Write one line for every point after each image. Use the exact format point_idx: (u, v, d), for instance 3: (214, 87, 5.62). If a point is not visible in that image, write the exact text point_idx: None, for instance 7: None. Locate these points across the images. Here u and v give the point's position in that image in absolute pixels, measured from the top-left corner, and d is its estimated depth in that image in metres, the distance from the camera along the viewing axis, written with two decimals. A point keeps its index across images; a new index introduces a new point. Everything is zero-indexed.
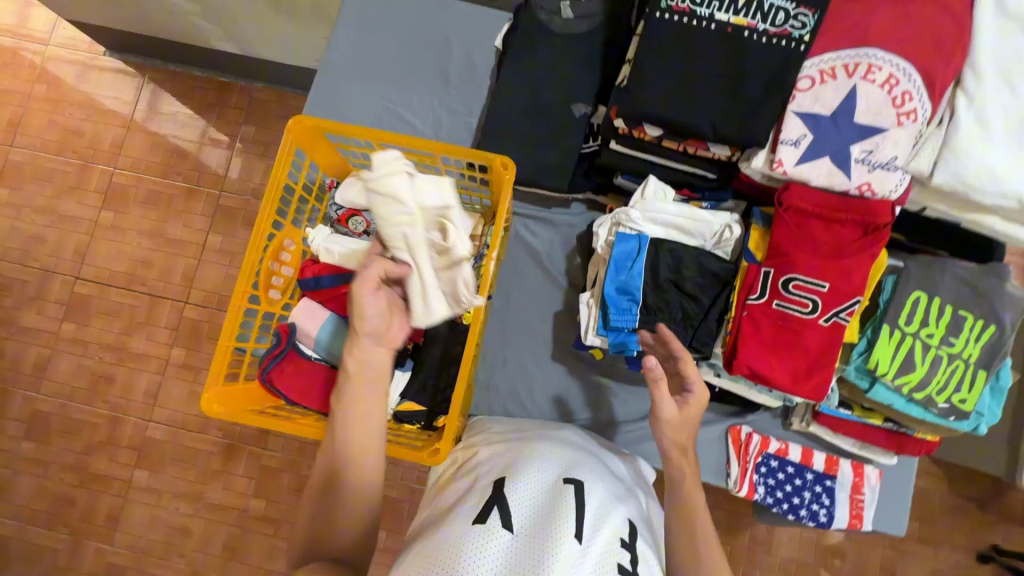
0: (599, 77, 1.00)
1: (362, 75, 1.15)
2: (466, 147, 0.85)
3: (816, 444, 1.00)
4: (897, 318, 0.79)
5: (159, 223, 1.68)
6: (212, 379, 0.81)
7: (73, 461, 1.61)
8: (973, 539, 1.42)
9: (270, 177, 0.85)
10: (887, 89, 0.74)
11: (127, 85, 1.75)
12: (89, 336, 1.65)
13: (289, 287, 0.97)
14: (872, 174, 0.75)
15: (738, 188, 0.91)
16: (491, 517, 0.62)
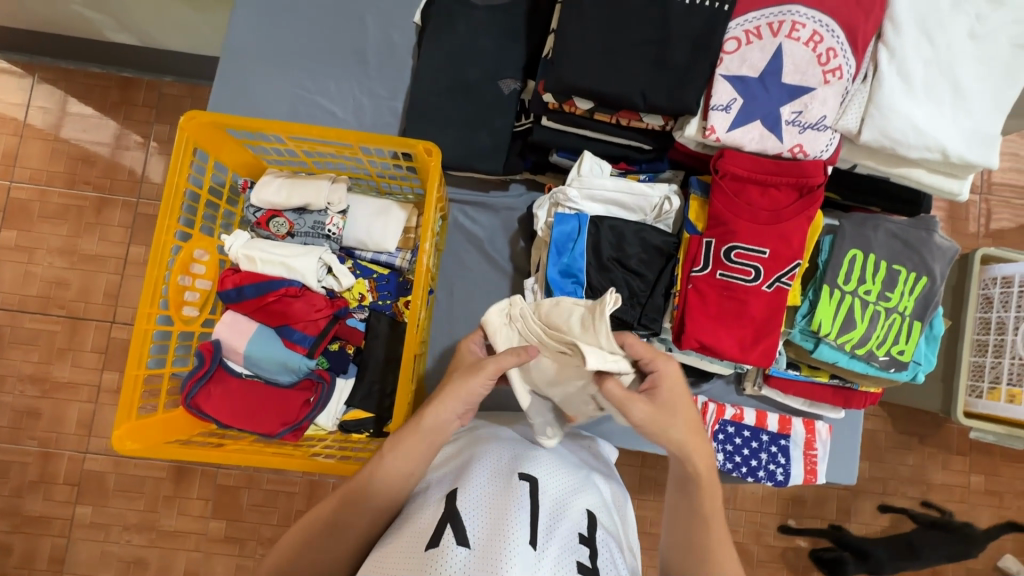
0: (527, 49, 0.95)
1: (272, 61, 1.06)
2: (386, 136, 0.79)
3: (769, 406, 1.01)
4: (836, 277, 0.80)
5: (71, 239, 1.53)
6: (122, 414, 0.73)
7: (4, 506, 1.47)
8: (918, 472, 1.51)
9: (166, 183, 0.76)
10: (812, 47, 0.72)
11: (13, 88, 1.56)
12: (5, 369, 1.50)
13: (208, 301, 0.88)
14: (803, 136, 0.74)
15: (675, 158, 0.88)
16: (444, 537, 0.57)
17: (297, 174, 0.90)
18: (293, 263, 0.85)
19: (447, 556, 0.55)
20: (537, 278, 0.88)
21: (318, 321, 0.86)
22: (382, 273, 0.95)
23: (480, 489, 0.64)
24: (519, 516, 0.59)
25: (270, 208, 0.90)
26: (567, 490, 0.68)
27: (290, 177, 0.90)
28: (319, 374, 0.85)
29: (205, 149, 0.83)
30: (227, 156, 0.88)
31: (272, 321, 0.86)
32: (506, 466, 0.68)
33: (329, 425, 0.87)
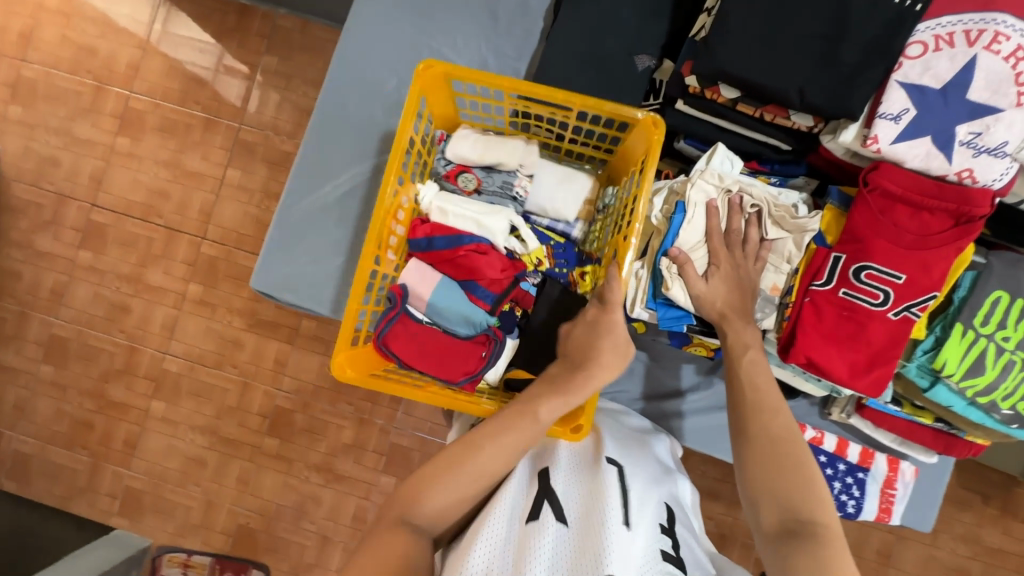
0: (669, 28, 0.91)
1: (403, 6, 1.05)
2: (611, 102, 0.76)
3: (853, 435, 0.97)
4: (972, 317, 0.74)
5: (176, 154, 1.62)
6: (341, 344, 0.80)
7: (91, 388, 1.62)
8: (974, 532, 1.43)
9: (398, 129, 0.79)
10: (1011, 64, 0.65)
11: (142, 2, 1.64)
12: (106, 266, 1.62)
13: (401, 248, 0.92)
14: (975, 160, 0.68)
15: (811, 163, 0.83)
16: (544, 512, 0.58)
17: (489, 132, 0.91)
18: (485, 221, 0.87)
19: (546, 527, 0.56)
20: (642, 263, 0.83)
21: (496, 283, 0.88)
22: (558, 241, 0.95)
23: (569, 471, 0.66)
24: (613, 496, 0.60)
25: (461, 163, 0.91)
26: (651, 481, 0.68)
27: (484, 133, 0.91)
28: (495, 331, 0.88)
29: (425, 97, 0.85)
30: (438, 107, 0.90)
31: (457, 274, 0.89)
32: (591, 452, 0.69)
33: (494, 381, 0.90)
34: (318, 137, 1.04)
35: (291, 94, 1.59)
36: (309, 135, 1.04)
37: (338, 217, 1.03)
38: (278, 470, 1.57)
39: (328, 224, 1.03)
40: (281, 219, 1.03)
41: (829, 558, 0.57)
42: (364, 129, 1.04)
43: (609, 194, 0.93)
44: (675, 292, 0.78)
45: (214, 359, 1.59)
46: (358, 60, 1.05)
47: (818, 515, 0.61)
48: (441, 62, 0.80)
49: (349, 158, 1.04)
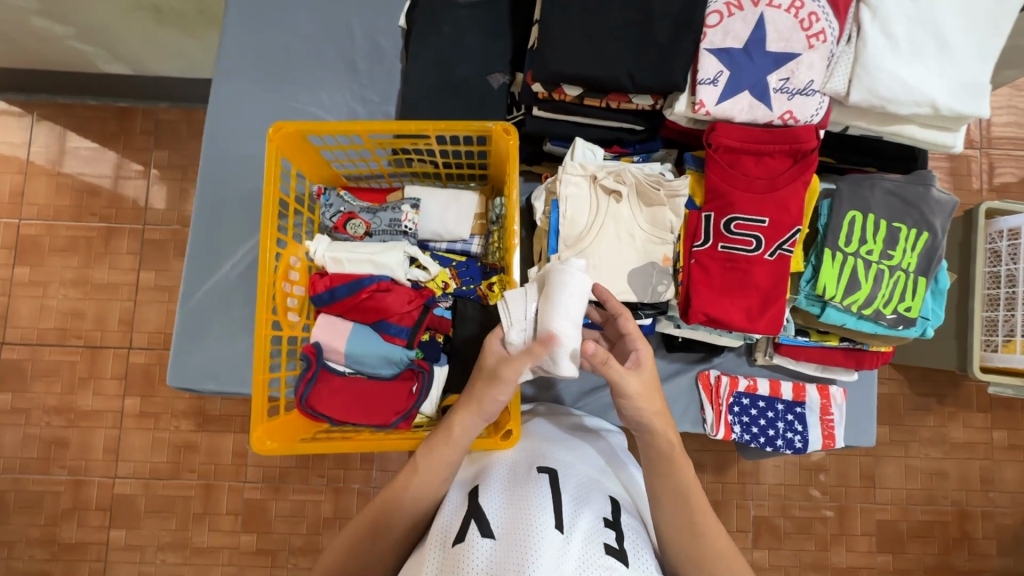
0: (512, 43, 0.96)
1: (263, 77, 1.07)
2: (462, 121, 0.80)
3: (782, 373, 1.02)
4: (838, 239, 0.80)
5: (83, 270, 1.56)
6: (256, 417, 0.78)
7: (40, 535, 1.50)
8: (941, 433, 1.51)
9: (265, 191, 0.81)
10: (793, 14, 0.73)
11: (13, 128, 1.59)
12: (31, 403, 1.53)
13: (304, 307, 0.92)
14: (792, 102, 0.74)
15: (666, 137, 0.89)
16: (470, 531, 0.58)
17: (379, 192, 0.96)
18: (376, 259, 0.88)
19: (474, 548, 0.56)
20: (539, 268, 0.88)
21: (405, 317, 0.89)
22: (460, 261, 0.99)
23: (501, 485, 0.65)
24: (543, 504, 0.60)
25: (346, 212, 0.94)
26: (588, 480, 0.68)
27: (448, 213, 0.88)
28: (419, 363, 0.88)
29: (290, 159, 0.88)
30: (308, 165, 0.92)
31: (367, 318, 0.89)
32: (524, 462, 0.69)
33: (433, 412, 0.88)
34: (205, 222, 1.03)
35: (190, 183, 1.57)
36: (197, 221, 1.03)
37: (242, 295, 1.02)
38: (262, 565, 1.49)
39: (233, 305, 1.01)
40: (184, 311, 1.01)
41: None
42: (251, 202, 1.04)
43: (496, 206, 0.96)
44: None
45: (169, 469, 1.51)
46: (228, 138, 1.06)
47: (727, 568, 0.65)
48: (293, 121, 0.83)
49: (240, 235, 1.03)
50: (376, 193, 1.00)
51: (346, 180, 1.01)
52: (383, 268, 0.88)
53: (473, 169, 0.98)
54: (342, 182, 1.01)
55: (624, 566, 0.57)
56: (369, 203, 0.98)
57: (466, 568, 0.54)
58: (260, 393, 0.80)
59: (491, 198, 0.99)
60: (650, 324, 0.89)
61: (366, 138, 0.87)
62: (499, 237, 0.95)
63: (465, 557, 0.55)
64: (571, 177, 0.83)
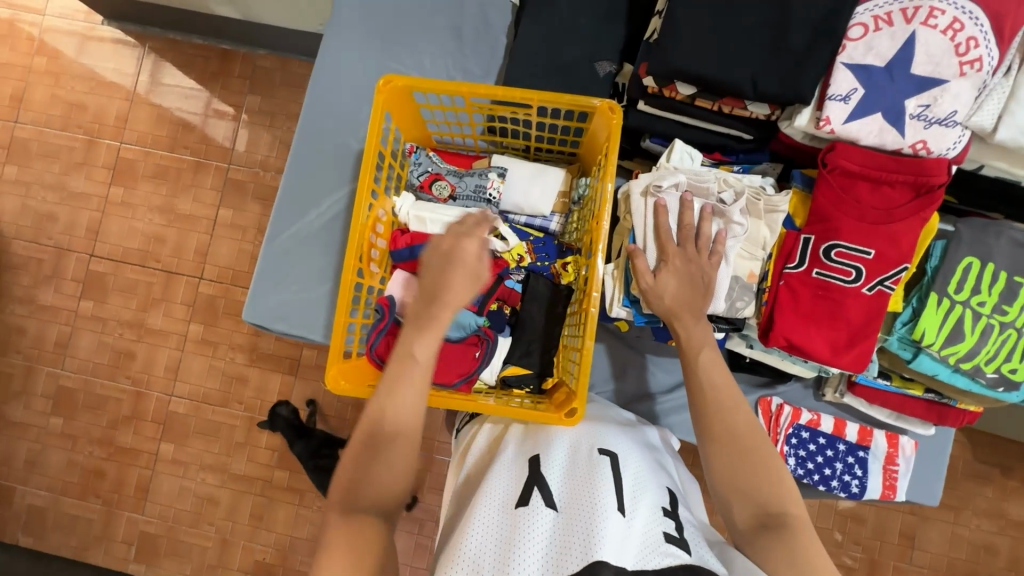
0: (625, 32, 0.94)
1: (370, 37, 1.09)
2: (567, 93, 0.79)
3: (849, 415, 0.97)
4: (947, 284, 0.75)
5: (169, 199, 1.65)
6: (333, 356, 0.82)
7: (100, 435, 1.63)
8: (998, 506, 1.41)
9: (367, 140, 0.83)
10: (950, 36, 0.67)
11: (127, 56, 1.69)
12: (108, 314, 1.65)
13: (384, 260, 0.94)
14: (927, 132, 0.70)
15: (774, 150, 0.86)
16: (533, 497, 0.59)
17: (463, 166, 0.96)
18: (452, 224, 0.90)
19: (538, 515, 0.56)
20: (616, 263, 0.86)
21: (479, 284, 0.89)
22: (538, 236, 0.97)
23: (560, 462, 0.65)
24: (605, 486, 0.59)
25: (433, 172, 0.95)
26: (648, 470, 0.67)
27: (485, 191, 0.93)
28: (485, 331, 0.88)
29: (391, 113, 0.90)
30: (406, 123, 0.94)
31: None
32: (585, 442, 0.69)
33: (491, 380, 0.90)
34: (298, 168, 1.07)
35: (276, 131, 1.63)
36: (292, 165, 1.07)
37: (323, 243, 1.05)
38: (291, 501, 1.58)
39: (314, 251, 1.05)
40: (269, 249, 1.05)
41: (799, 547, 0.61)
42: (342, 156, 1.07)
43: (581, 185, 0.94)
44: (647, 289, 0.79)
45: (219, 397, 1.61)
46: (328, 92, 1.09)
47: (788, 507, 0.64)
48: (402, 76, 0.84)
49: (329, 185, 1.06)
50: (463, 159, 1.00)
51: (436, 142, 1.03)
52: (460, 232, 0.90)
53: (563, 148, 0.97)
54: (431, 144, 1.03)
55: (687, 555, 0.55)
56: (456, 167, 0.99)
57: (530, 532, 0.54)
58: (339, 334, 0.83)
59: (577, 178, 0.97)
60: (720, 339, 0.88)
61: (468, 101, 0.87)
62: (579, 218, 0.95)
63: (528, 521, 0.55)
64: (669, 177, 0.81)
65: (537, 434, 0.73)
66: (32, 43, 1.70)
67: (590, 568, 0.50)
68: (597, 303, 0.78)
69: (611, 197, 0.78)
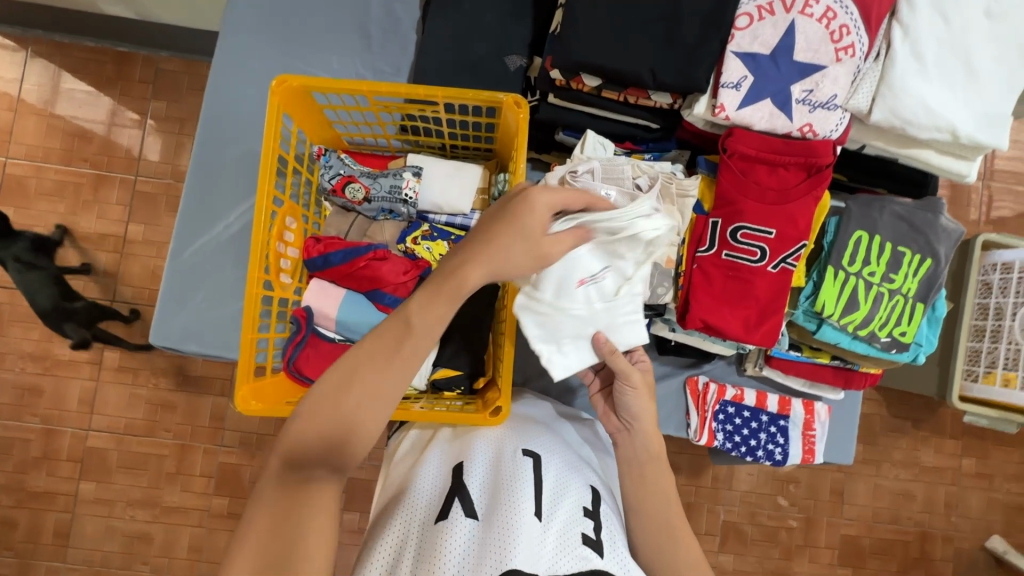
0: (533, 26, 0.94)
1: (271, 36, 1.03)
2: (472, 89, 0.78)
3: (769, 386, 1.02)
4: (841, 258, 0.80)
5: (68, 217, 1.51)
6: (242, 376, 0.77)
7: (8, 481, 1.48)
8: (911, 455, 1.53)
9: (264, 145, 0.78)
10: (824, 24, 0.72)
11: (6, 61, 1.53)
12: (6, 347, 1.49)
13: (298, 270, 0.90)
14: (813, 115, 0.73)
15: (681, 138, 0.88)
16: (453, 510, 0.57)
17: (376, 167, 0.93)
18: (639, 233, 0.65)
19: (455, 528, 0.55)
20: None
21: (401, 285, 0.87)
22: (459, 235, 0.94)
23: (483, 468, 0.64)
24: (524, 490, 0.58)
25: (346, 175, 0.91)
26: (571, 467, 0.67)
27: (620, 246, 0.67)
28: None
29: (292, 114, 0.85)
30: (310, 125, 0.90)
31: (361, 287, 0.88)
32: (509, 444, 0.68)
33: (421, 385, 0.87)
34: (201, 177, 1.00)
35: (187, 138, 1.53)
36: (192, 174, 1.00)
37: (234, 255, 0.99)
38: (232, 529, 1.49)
39: (224, 264, 0.99)
40: (173, 267, 0.98)
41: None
42: (249, 164, 1.01)
43: (499, 180, 0.93)
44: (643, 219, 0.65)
45: (144, 426, 1.49)
46: (230, 95, 1.02)
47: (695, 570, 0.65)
48: (298, 75, 0.80)
49: (236, 193, 1.00)
50: (378, 159, 0.97)
51: (347, 144, 0.99)
52: (602, 279, 0.70)
53: (479, 144, 0.96)
54: (343, 146, 0.99)
55: (600, 557, 0.55)
56: (371, 168, 0.96)
57: (447, 548, 0.53)
58: (247, 352, 0.78)
59: (496, 174, 0.97)
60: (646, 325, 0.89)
61: (372, 99, 0.84)
62: None
63: (444, 536, 0.54)
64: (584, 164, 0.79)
65: (464, 438, 0.71)
66: None
67: None
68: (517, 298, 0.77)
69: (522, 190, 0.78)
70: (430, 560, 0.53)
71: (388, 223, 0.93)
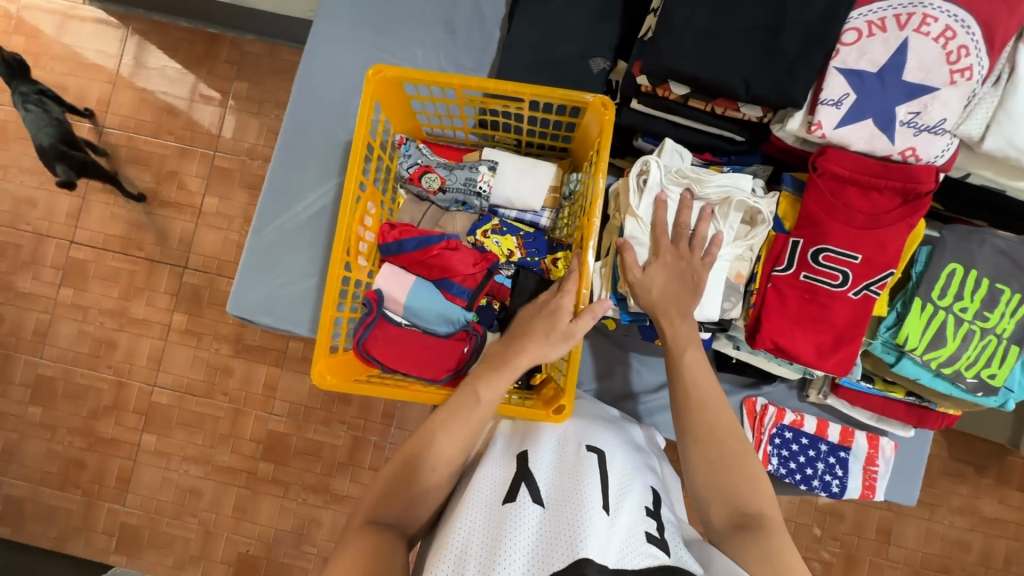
0: (619, 30, 0.93)
1: (360, 26, 1.07)
2: (560, 88, 0.78)
3: (831, 416, 0.98)
4: (930, 290, 0.76)
5: (153, 186, 1.62)
6: (319, 350, 0.80)
7: (80, 425, 1.60)
8: (971, 503, 1.44)
9: (356, 131, 0.81)
10: (942, 44, 0.68)
11: (110, 37, 1.64)
12: (89, 302, 1.61)
13: (372, 254, 0.94)
14: (917, 138, 0.70)
15: (766, 152, 0.86)
16: (519, 494, 0.58)
17: (453, 160, 0.94)
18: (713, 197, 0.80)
19: (524, 512, 0.56)
20: (606, 263, 0.85)
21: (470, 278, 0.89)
22: (528, 231, 0.95)
23: (548, 458, 0.65)
24: (591, 485, 0.59)
25: (423, 165, 0.94)
26: (633, 468, 0.67)
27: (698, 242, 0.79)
28: (473, 326, 0.88)
29: (381, 103, 0.88)
30: (396, 114, 0.93)
31: (430, 275, 0.90)
32: (573, 439, 0.69)
33: None
34: (286, 158, 1.05)
35: (265, 119, 1.60)
36: (279, 154, 1.05)
37: (310, 235, 1.04)
38: (275, 493, 1.56)
39: (301, 243, 1.04)
40: (254, 241, 1.04)
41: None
42: (331, 148, 1.05)
43: (572, 180, 0.94)
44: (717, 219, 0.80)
45: (203, 388, 1.59)
46: (317, 82, 1.06)
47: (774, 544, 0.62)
48: (393, 66, 0.83)
49: (317, 176, 1.05)
50: (454, 151, 0.99)
51: (426, 135, 1.01)
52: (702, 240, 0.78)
53: (555, 143, 0.97)
54: (421, 136, 1.01)
55: (667, 555, 0.55)
56: (445, 159, 0.98)
57: (517, 527, 0.54)
58: (324, 328, 0.82)
59: (568, 174, 0.97)
60: (709, 339, 0.88)
61: (459, 93, 0.86)
62: (569, 213, 0.94)
63: (513, 518, 0.55)
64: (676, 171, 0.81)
65: (526, 429, 0.72)
66: (10, 21, 1.64)
67: (573, 567, 0.49)
68: (586, 299, 0.78)
69: (603, 192, 0.78)
70: (498, 537, 0.53)
71: (460, 215, 0.95)
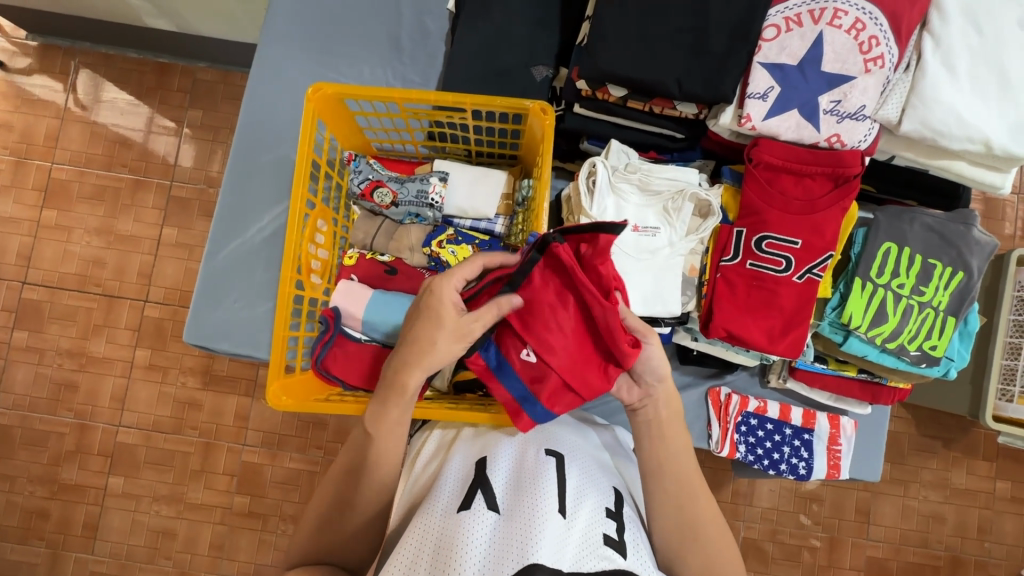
0: (559, 39, 0.95)
1: (305, 48, 1.07)
2: (499, 96, 0.80)
3: (793, 399, 1.01)
4: (869, 270, 0.79)
5: (107, 220, 1.58)
6: (273, 372, 0.80)
7: (41, 472, 1.53)
8: (942, 476, 1.48)
9: (299, 150, 0.82)
10: (853, 35, 0.72)
11: (54, 72, 1.61)
12: (46, 344, 1.55)
13: (327, 271, 0.94)
14: (840, 125, 0.74)
15: (706, 147, 0.89)
16: (475, 502, 0.58)
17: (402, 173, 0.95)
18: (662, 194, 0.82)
19: (478, 520, 0.55)
20: None
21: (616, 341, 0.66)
22: (484, 239, 0.96)
23: (506, 465, 0.65)
24: (547, 488, 0.59)
25: (375, 180, 0.94)
26: (593, 469, 0.67)
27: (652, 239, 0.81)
28: None
29: (325, 121, 0.89)
30: (342, 131, 0.93)
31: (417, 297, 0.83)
32: (533, 443, 0.68)
33: (443, 386, 0.89)
34: (235, 182, 1.04)
35: (221, 145, 1.58)
36: (228, 177, 1.04)
37: (265, 258, 1.03)
38: (252, 527, 1.51)
39: (256, 266, 1.02)
40: (206, 268, 1.02)
41: None
42: (281, 169, 1.05)
43: (523, 187, 0.95)
44: (673, 215, 0.81)
45: (171, 424, 1.54)
46: (264, 105, 1.06)
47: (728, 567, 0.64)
48: (334, 84, 0.84)
49: (268, 198, 1.04)
50: (406, 165, 1.00)
51: (376, 150, 1.02)
52: (653, 234, 0.81)
53: (504, 150, 0.98)
54: (371, 151, 1.02)
55: (622, 558, 0.55)
56: (397, 173, 0.98)
57: (471, 539, 0.53)
58: (279, 349, 0.81)
59: (519, 180, 0.98)
60: (667, 333, 0.90)
61: (402, 106, 0.87)
62: (523, 219, 0.94)
63: (468, 529, 0.54)
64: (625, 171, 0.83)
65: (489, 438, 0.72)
66: None
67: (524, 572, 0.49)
68: None
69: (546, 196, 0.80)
70: (452, 548, 0.53)
71: (414, 226, 0.94)
